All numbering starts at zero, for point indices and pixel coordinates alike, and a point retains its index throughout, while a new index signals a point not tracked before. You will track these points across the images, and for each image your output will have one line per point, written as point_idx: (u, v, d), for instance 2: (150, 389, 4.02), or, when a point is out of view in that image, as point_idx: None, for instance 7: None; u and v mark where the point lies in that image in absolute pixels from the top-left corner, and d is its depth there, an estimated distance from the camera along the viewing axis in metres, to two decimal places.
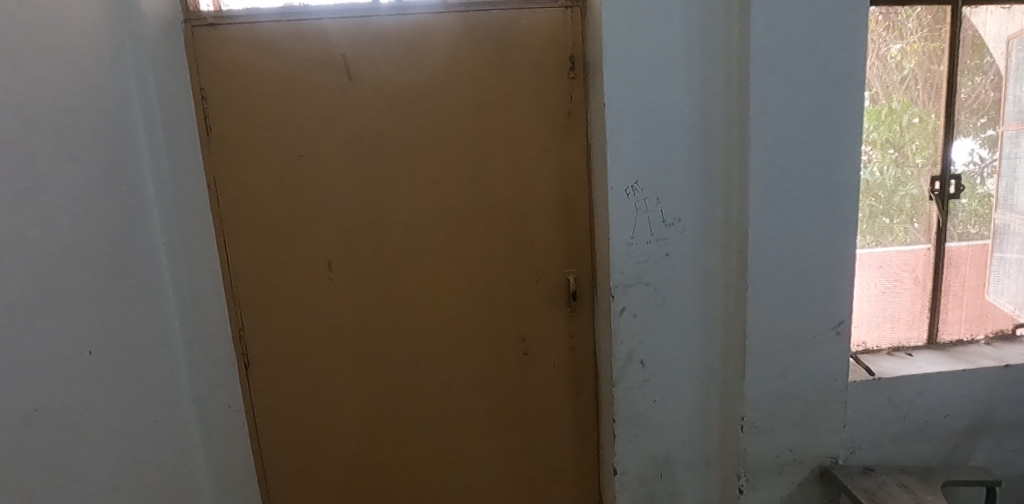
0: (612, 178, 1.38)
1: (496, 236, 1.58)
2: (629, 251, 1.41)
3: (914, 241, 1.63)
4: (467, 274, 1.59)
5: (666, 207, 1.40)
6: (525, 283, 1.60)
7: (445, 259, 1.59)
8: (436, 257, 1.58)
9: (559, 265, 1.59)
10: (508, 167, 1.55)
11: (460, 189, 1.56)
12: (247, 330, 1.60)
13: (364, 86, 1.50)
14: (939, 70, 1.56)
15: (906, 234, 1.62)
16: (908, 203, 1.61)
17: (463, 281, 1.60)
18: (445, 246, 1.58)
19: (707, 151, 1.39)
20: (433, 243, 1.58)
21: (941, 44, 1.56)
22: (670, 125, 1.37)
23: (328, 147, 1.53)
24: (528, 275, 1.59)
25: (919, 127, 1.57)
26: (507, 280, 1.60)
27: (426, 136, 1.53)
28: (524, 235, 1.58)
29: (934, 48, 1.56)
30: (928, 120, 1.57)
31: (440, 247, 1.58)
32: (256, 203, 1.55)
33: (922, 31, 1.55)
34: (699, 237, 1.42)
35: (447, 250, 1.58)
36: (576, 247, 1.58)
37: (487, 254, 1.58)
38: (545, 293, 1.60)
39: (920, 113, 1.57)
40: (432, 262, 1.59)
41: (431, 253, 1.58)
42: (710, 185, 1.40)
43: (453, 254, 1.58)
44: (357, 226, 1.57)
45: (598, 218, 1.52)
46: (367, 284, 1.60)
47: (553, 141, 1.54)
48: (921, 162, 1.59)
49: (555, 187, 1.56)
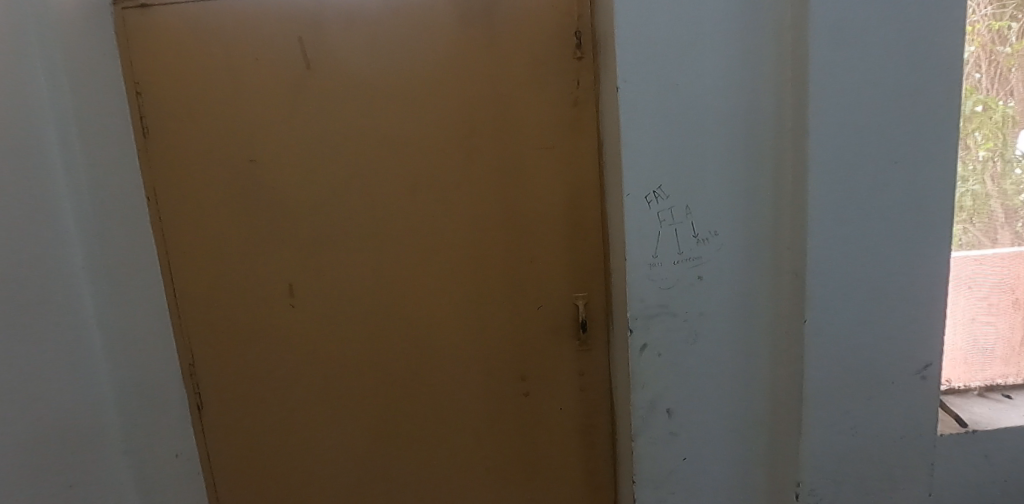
0: (628, 182, 1.08)
1: (488, 255, 1.31)
2: (650, 273, 1.12)
3: (984, 243, 1.29)
4: (455, 300, 1.33)
5: (700, 218, 1.10)
6: (524, 311, 1.32)
7: (429, 282, 1.32)
8: (418, 280, 1.32)
9: (567, 289, 1.31)
10: (502, 170, 1.27)
11: (445, 199, 1.29)
12: (199, 364, 1.38)
13: (326, 77, 1.25)
14: (1005, 52, 1.23)
15: (965, 233, 1.28)
16: (967, 202, 1.27)
17: (449, 306, 1.33)
18: (427, 267, 1.32)
19: (753, 145, 1.08)
20: (414, 263, 1.32)
21: (1009, 21, 1.22)
22: (704, 113, 1.07)
23: (286, 151, 1.28)
24: (528, 299, 1.31)
25: (983, 116, 1.23)
26: (502, 306, 1.32)
27: (402, 135, 1.27)
28: (522, 254, 1.30)
29: (1000, 27, 1.22)
30: (994, 108, 1.24)
31: (422, 269, 1.32)
32: (201, 216, 1.31)
33: (986, 7, 1.22)
34: (741, 257, 1.12)
35: (431, 271, 1.32)
36: (587, 267, 1.30)
37: (479, 277, 1.32)
38: (548, 321, 1.32)
39: (985, 100, 1.23)
40: (413, 287, 1.32)
41: (412, 275, 1.32)
42: (757, 189, 1.10)
43: (438, 277, 1.32)
44: (323, 245, 1.31)
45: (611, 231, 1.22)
46: (337, 313, 1.34)
47: (557, 137, 1.26)
48: (985, 155, 1.25)
49: (560, 193, 1.28)
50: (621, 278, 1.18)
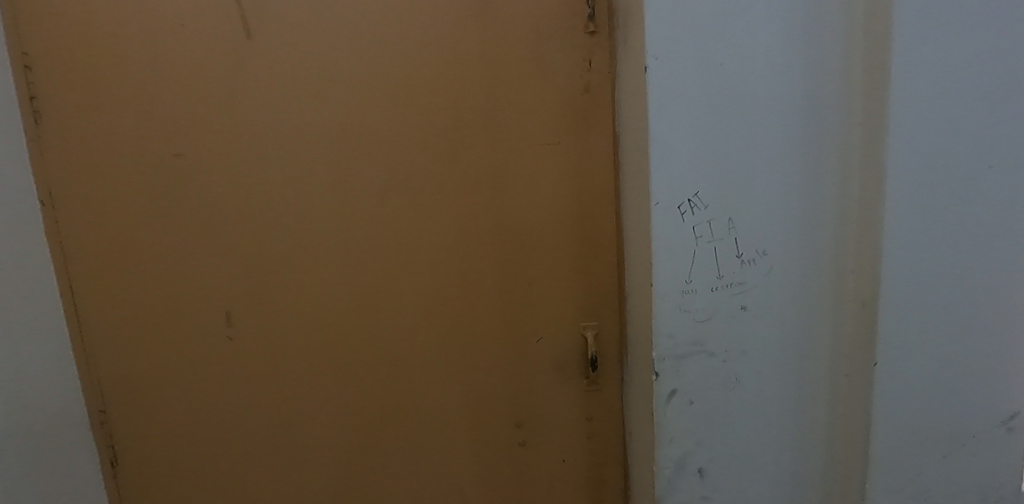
0: (659, 188, 0.85)
1: (476, 275, 1.07)
2: (682, 303, 0.89)
3: None
4: (437, 330, 1.09)
5: (745, 233, 0.88)
6: (520, 344, 1.09)
7: (403, 307, 1.08)
8: (390, 306, 1.08)
9: (572, 317, 1.08)
10: (495, 170, 1.03)
11: (424, 207, 1.04)
12: (113, 411, 1.10)
13: (273, 52, 0.99)
14: None
15: None
16: None
17: (428, 337, 1.09)
18: (402, 290, 1.07)
19: (813, 142, 0.86)
20: (385, 285, 1.07)
21: None
22: (754, 102, 0.84)
23: (222, 144, 1.01)
24: (526, 328, 1.08)
25: None
26: (494, 336, 1.09)
27: (370, 126, 1.02)
28: (519, 274, 1.07)
29: None
30: None
31: (395, 292, 1.07)
32: (113, 226, 1.04)
33: None
34: (794, 282, 0.90)
35: (406, 295, 1.07)
36: (597, 291, 1.07)
37: (466, 302, 1.08)
38: (550, 355, 1.09)
39: None
40: (384, 314, 1.08)
41: (383, 299, 1.08)
42: (816, 197, 0.88)
43: (416, 302, 1.08)
44: (271, 263, 1.06)
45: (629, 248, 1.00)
46: (289, 346, 1.09)
47: (564, 131, 1.03)
48: None
49: (567, 200, 1.04)
50: (642, 307, 0.95)
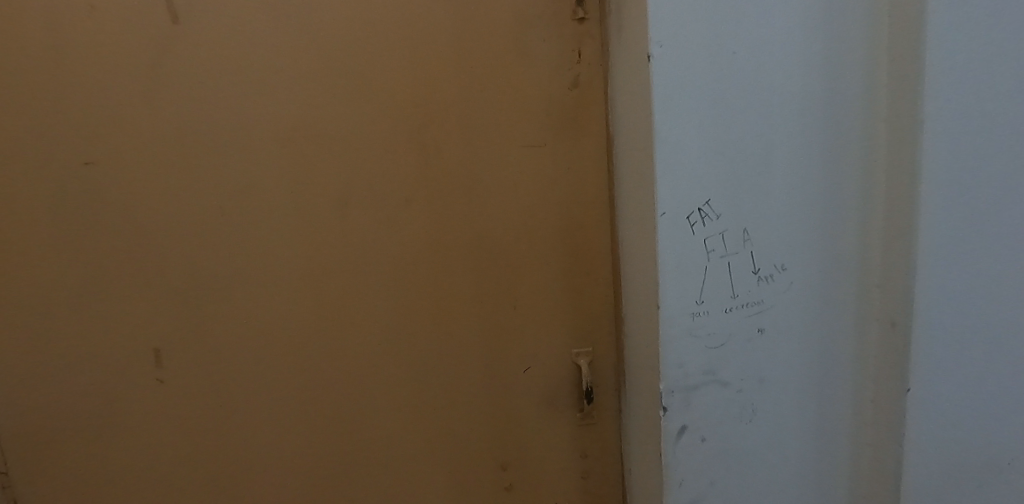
0: (666, 197, 0.73)
1: (452, 298, 0.93)
2: (692, 328, 0.78)
3: None
4: (408, 362, 0.95)
5: (761, 246, 0.77)
6: (504, 375, 0.96)
7: (368, 337, 0.94)
8: (352, 336, 0.93)
9: (563, 343, 0.95)
10: (472, 177, 0.90)
11: (390, 221, 0.90)
12: (22, 469, 0.93)
13: (205, 43, 0.84)
14: None
15: None
16: None
17: (399, 370, 0.95)
18: (367, 318, 0.93)
19: (836, 142, 0.76)
20: (347, 312, 0.93)
21: None
22: (771, 95, 0.73)
23: (146, 151, 0.86)
24: (511, 356, 0.95)
25: None
26: (474, 367, 0.95)
27: (326, 130, 0.88)
28: (501, 295, 0.94)
29: None
30: None
31: (358, 321, 0.93)
32: (14, 250, 0.87)
33: None
34: (815, 300, 0.79)
35: (371, 323, 0.93)
36: (590, 312, 0.95)
37: (441, 330, 0.94)
38: (539, 386, 0.97)
39: None
40: (346, 345, 0.94)
41: (344, 329, 0.93)
42: (840, 203, 0.77)
43: (383, 331, 0.94)
44: (211, 290, 0.90)
45: (627, 264, 0.88)
46: (234, 387, 0.93)
47: (551, 133, 0.90)
48: None
49: (555, 211, 0.92)
50: (645, 332, 0.83)
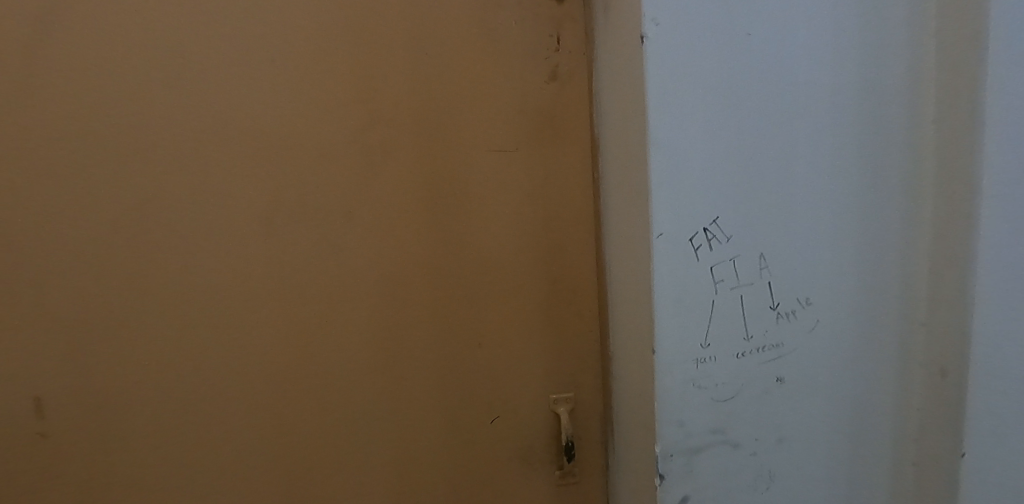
0: (665, 214, 0.58)
1: (406, 331, 0.78)
2: (695, 377, 0.63)
3: None
4: (354, 409, 0.79)
5: (782, 276, 0.62)
6: (470, 423, 0.80)
7: (305, 379, 0.78)
8: (286, 377, 0.77)
9: (540, 385, 0.80)
10: (430, 188, 0.75)
11: (332, 239, 0.75)
12: None
13: (100, 16, 0.68)
14: None
15: None
16: None
17: (343, 419, 0.79)
18: (304, 355, 0.77)
19: (870, 147, 0.62)
20: (279, 349, 0.77)
21: None
22: (792, 89, 0.59)
23: (21, 151, 0.69)
24: (478, 400, 0.80)
25: None
26: (434, 414, 0.80)
27: (253, 126, 0.72)
28: (466, 327, 0.78)
29: None
30: None
31: (294, 359, 0.77)
32: None
33: None
34: (846, 342, 0.65)
35: (310, 361, 0.77)
36: (572, 348, 0.80)
37: (394, 370, 0.79)
38: (512, 436, 0.81)
39: None
40: (279, 388, 0.77)
41: (276, 368, 0.77)
42: (875, 223, 0.63)
43: (324, 371, 0.78)
44: (108, 324, 0.73)
45: (615, 290, 0.74)
46: (140, 443, 0.76)
47: (525, 135, 0.76)
48: None
49: (530, 227, 0.77)
50: (638, 379, 0.68)
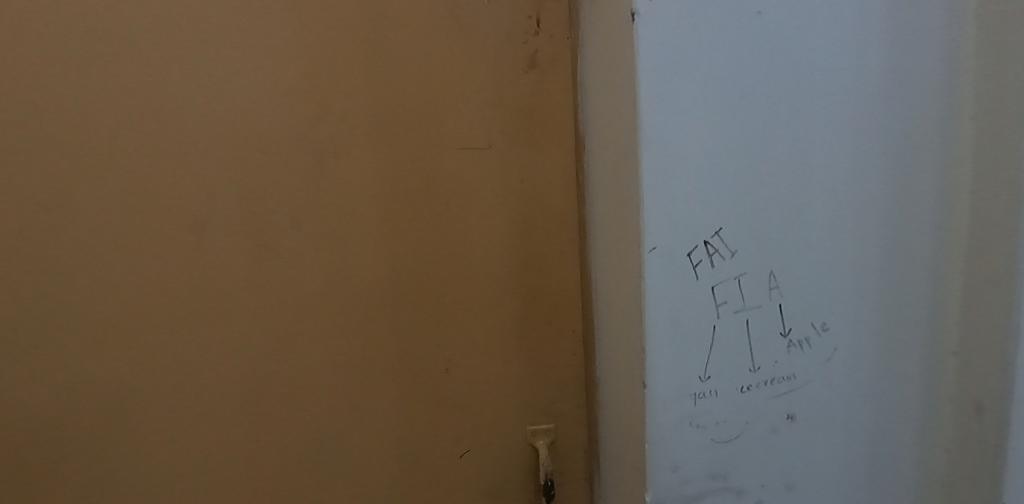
0: (657, 226, 0.49)
1: (367, 345, 0.70)
2: (692, 415, 0.54)
3: None
4: (307, 437, 0.71)
5: (794, 298, 0.53)
6: (438, 446, 0.73)
7: (252, 403, 0.69)
8: (230, 402, 0.69)
9: (514, 410, 0.73)
10: (393, 187, 0.68)
11: (283, 242, 0.68)
12: None
13: None
14: None
15: None
16: None
17: (295, 444, 0.71)
18: (251, 376, 0.69)
19: (896, 148, 0.53)
20: (223, 369, 0.68)
21: None
22: (810, 78, 0.50)
23: None
24: (446, 422, 0.72)
25: None
26: (398, 438, 0.72)
27: (194, 116, 0.64)
28: (433, 341, 0.71)
29: None
30: None
31: (239, 381, 0.69)
32: None
33: None
34: (867, 373, 0.56)
35: (257, 383, 0.69)
36: (550, 369, 0.73)
37: (353, 392, 0.71)
38: (485, 460, 0.74)
39: None
40: (222, 414, 0.69)
41: (219, 391, 0.69)
42: (899, 235, 0.55)
43: (274, 394, 0.70)
44: (21, 337, 0.64)
45: (597, 300, 0.67)
46: (61, 473, 0.67)
47: (499, 131, 0.69)
48: None
49: (505, 231, 0.70)
50: (623, 408, 0.59)
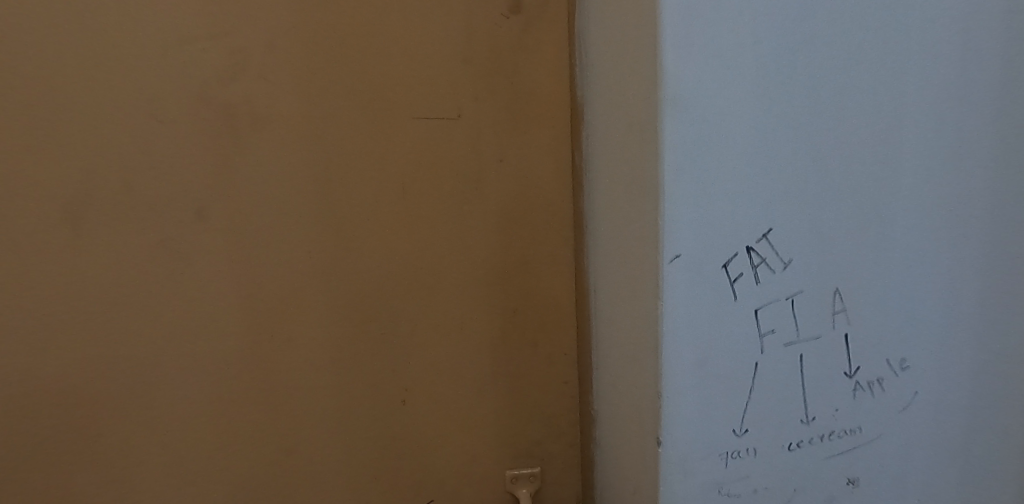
0: (683, 224, 0.35)
1: (311, 353, 0.58)
2: (722, 481, 0.40)
3: None
4: (243, 464, 0.60)
5: (865, 324, 0.39)
6: (398, 474, 0.62)
7: (173, 422, 0.58)
8: (145, 421, 0.58)
9: (492, 438, 0.62)
10: (340, 163, 0.55)
11: (206, 227, 0.55)
12: None
13: None
14: None
15: None
16: None
17: (230, 464, 0.60)
18: (171, 390, 0.58)
19: (1011, 119, 0.38)
20: (134, 381, 0.57)
21: None
22: (903, 16, 0.35)
23: None
24: (408, 443, 0.61)
25: None
26: (351, 461, 0.61)
27: (86, 68, 0.52)
28: (391, 350, 0.59)
29: None
30: None
31: (156, 396, 0.58)
32: None
33: None
34: (954, 424, 0.42)
35: (180, 400, 0.58)
36: (535, 392, 0.61)
37: (295, 413, 0.59)
38: (455, 488, 0.63)
39: None
40: (135, 436, 0.58)
41: (130, 408, 0.57)
42: (1009, 240, 0.40)
43: (200, 413, 0.59)
44: None
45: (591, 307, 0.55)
46: None
47: (471, 97, 0.56)
48: None
49: (479, 219, 0.57)
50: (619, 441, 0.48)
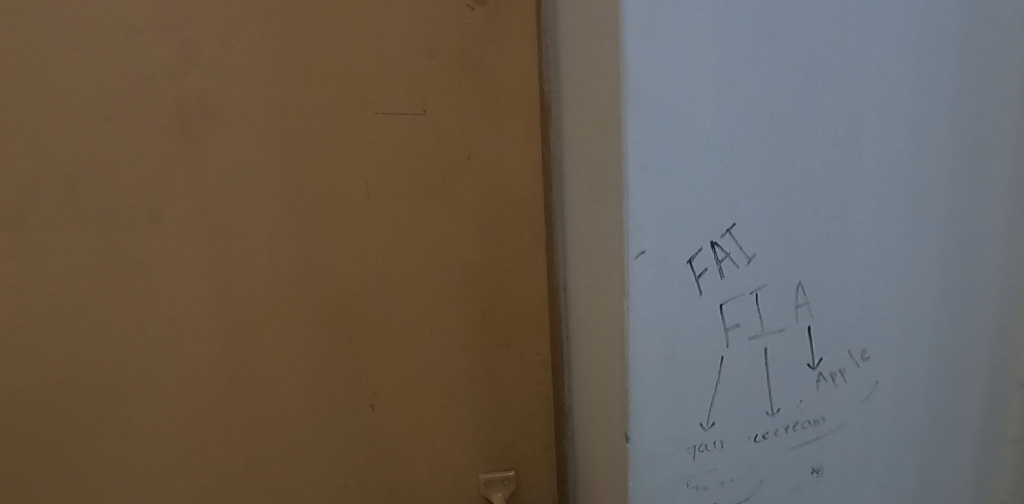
0: (647, 219, 0.35)
1: (278, 354, 0.57)
2: (690, 474, 0.40)
3: None
4: (210, 472, 0.59)
5: (827, 317, 0.39)
6: (369, 473, 0.61)
7: (135, 426, 0.57)
8: (107, 426, 0.56)
9: (465, 439, 0.61)
10: (305, 159, 0.54)
11: (166, 226, 0.54)
12: None
13: None
14: None
15: None
16: None
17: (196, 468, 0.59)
18: (132, 395, 0.56)
19: (964, 112, 0.39)
20: (94, 384, 0.55)
21: None
22: (860, 13, 0.36)
23: None
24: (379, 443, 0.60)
25: None
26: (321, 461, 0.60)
27: (33, 61, 0.50)
28: (360, 349, 0.58)
29: None
30: None
31: (116, 400, 0.56)
32: None
33: None
34: (913, 412, 0.43)
35: (142, 403, 0.56)
36: (507, 391, 0.61)
37: (262, 415, 0.58)
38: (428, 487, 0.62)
39: None
40: (96, 441, 0.56)
41: (89, 414, 0.56)
42: (963, 232, 0.41)
43: (163, 417, 0.57)
44: None
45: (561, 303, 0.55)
46: None
47: (438, 92, 0.55)
48: None
49: (447, 215, 0.57)
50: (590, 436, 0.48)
